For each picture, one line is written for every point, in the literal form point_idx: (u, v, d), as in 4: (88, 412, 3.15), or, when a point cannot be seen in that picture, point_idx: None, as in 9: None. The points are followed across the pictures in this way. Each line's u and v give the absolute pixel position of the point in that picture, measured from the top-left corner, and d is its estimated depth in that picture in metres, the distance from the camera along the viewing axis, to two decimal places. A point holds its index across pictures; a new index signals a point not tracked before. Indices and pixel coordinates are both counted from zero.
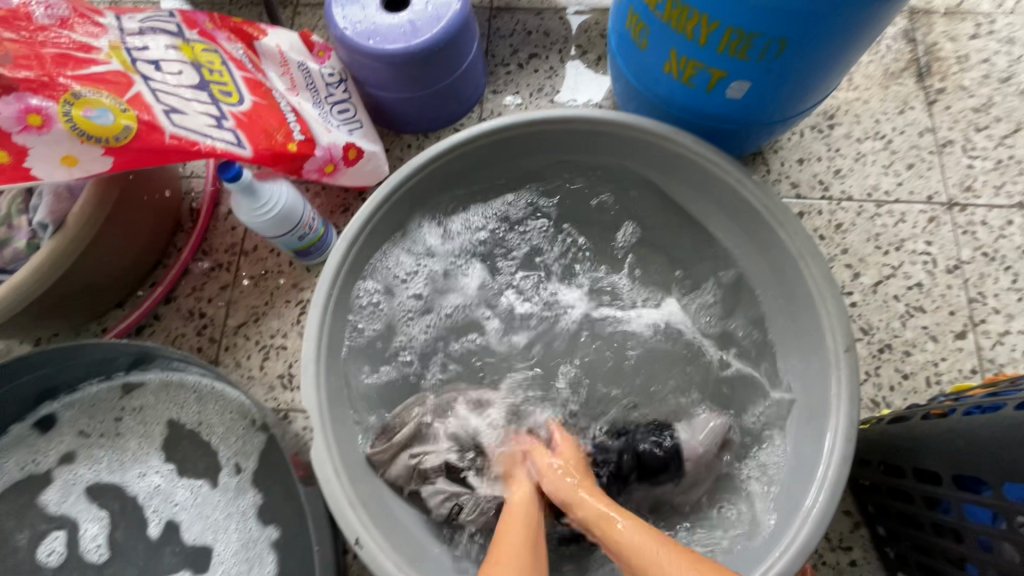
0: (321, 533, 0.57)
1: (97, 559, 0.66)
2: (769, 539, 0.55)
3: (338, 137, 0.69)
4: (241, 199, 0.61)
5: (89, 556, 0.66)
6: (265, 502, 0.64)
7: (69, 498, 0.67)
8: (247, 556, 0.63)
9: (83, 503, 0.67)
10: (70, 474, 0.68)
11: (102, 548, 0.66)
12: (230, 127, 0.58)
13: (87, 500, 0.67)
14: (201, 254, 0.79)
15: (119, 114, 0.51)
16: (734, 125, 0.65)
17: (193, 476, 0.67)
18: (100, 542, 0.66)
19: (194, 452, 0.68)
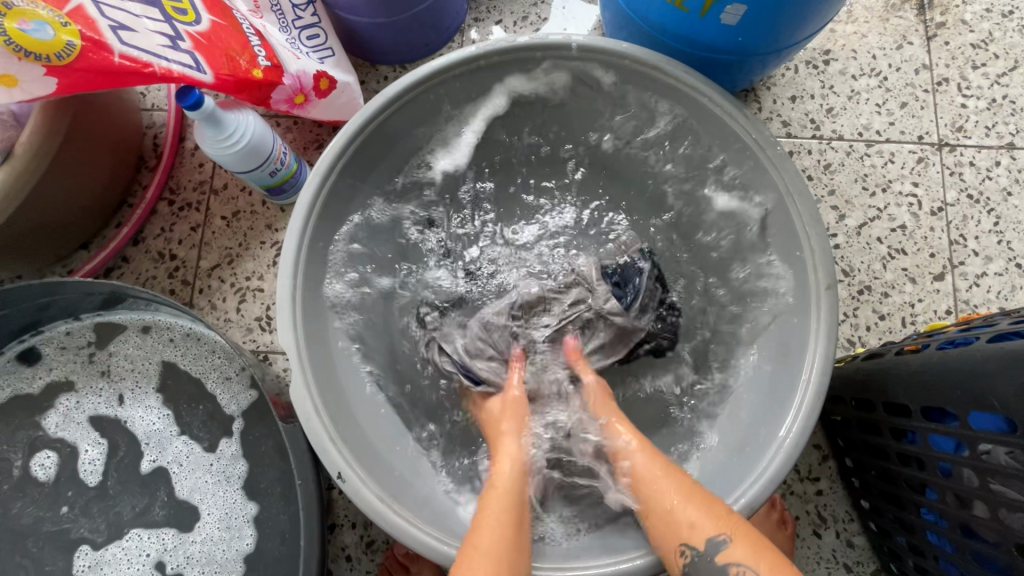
0: (304, 470, 0.58)
1: (92, 481, 0.66)
2: (744, 465, 0.57)
3: (308, 65, 0.65)
4: (205, 129, 0.57)
5: (85, 478, 0.66)
6: (250, 443, 0.65)
7: (70, 423, 0.67)
8: (240, 496, 0.64)
9: (85, 429, 0.67)
10: (61, 409, 0.68)
11: (99, 471, 0.66)
12: (187, 49, 0.54)
13: (90, 426, 0.67)
14: (168, 193, 0.75)
15: (60, 29, 0.46)
16: (728, 54, 0.62)
17: (179, 421, 0.67)
18: (97, 466, 0.66)
19: (181, 396, 0.67)
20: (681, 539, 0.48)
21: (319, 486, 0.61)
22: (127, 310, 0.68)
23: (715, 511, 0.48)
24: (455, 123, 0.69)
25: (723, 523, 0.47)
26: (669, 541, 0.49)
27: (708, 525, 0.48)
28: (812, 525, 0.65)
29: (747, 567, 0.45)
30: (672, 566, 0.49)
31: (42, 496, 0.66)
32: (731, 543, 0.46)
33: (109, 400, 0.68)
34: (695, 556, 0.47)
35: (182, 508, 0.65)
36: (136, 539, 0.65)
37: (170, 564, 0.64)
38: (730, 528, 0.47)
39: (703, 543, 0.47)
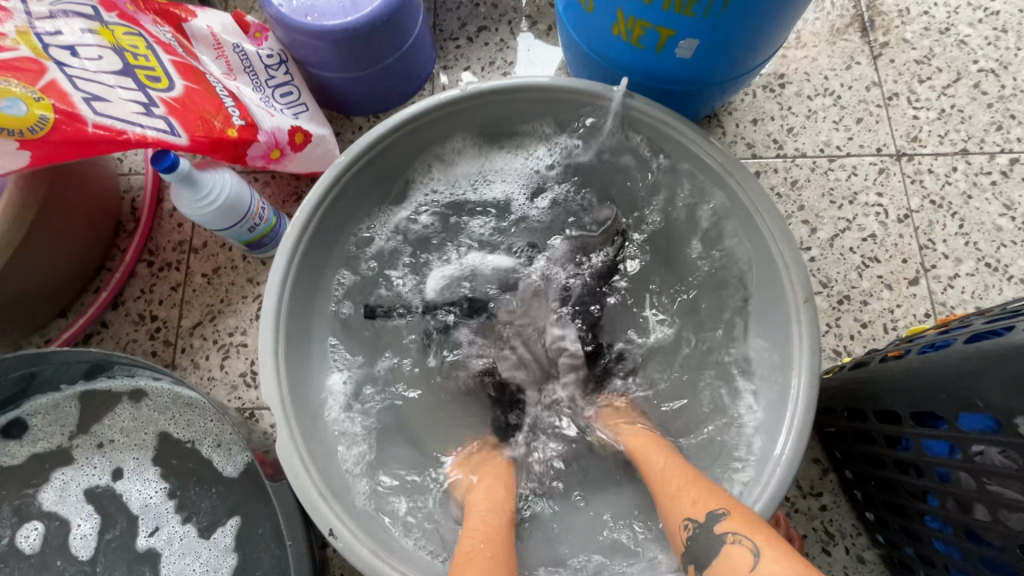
0: (294, 527, 0.56)
1: (85, 555, 0.63)
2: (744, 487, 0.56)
3: (282, 121, 0.66)
4: (182, 191, 0.58)
5: (77, 551, 0.63)
6: (239, 509, 0.63)
7: (66, 497, 0.64)
8: (233, 566, 0.61)
9: (79, 502, 0.64)
10: (55, 484, 0.65)
11: (92, 547, 0.63)
12: (161, 114, 0.55)
13: (84, 499, 0.64)
14: (147, 255, 0.75)
15: (33, 104, 0.47)
16: (687, 86, 0.64)
17: (163, 494, 0.64)
18: (90, 541, 0.63)
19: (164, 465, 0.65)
20: (683, 515, 0.51)
21: (312, 545, 0.59)
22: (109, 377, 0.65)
23: (712, 493, 0.51)
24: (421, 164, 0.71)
25: (721, 503, 0.50)
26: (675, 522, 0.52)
27: (707, 503, 0.50)
28: (820, 543, 0.64)
29: (742, 536, 0.45)
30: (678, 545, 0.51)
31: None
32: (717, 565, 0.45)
33: (105, 469, 0.65)
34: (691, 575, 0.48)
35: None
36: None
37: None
38: (730, 512, 0.48)
39: (703, 515, 0.49)
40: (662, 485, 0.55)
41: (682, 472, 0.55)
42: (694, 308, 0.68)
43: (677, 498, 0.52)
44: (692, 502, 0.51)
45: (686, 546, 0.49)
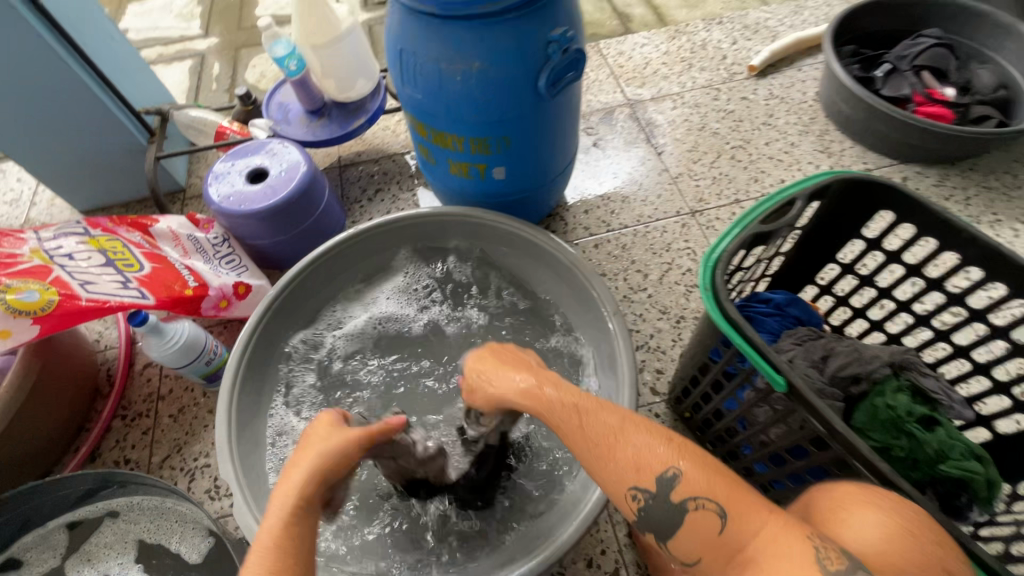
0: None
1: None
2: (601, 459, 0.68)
3: (227, 279, 0.88)
4: (150, 339, 0.77)
5: None
6: None
7: None
8: None
9: None
10: None
11: None
12: (135, 286, 0.76)
13: None
14: (121, 410, 0.90)
15: (44, 292, 0.67)
16: (515, 195, 0.91)
17: None
18: None
19: None
20: (628, 484, 0.46)
21: None
22: (99, 503, 0.73)
23: (653, 434, 0.46)
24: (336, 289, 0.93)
25: (673, 457, 0.45)
26: (618, 489, 0.47)
27: (682, 464, 0.45)
28: None
29: (706, 500, 0.43)
30: (625, 512, 0.47)
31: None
32: (684, 533, 0.44)
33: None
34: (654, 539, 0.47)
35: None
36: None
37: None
38: (686, 473, 0.44)
39: (655, 485, 0.45)
40: (578, 432, 0.48)
41: (597, 426, 0.48)
42: (557, 346, 0.88)
43: (582, 431, 0.48)
44: (632, 468, 0.45)
45: (638, 514, 0.46)
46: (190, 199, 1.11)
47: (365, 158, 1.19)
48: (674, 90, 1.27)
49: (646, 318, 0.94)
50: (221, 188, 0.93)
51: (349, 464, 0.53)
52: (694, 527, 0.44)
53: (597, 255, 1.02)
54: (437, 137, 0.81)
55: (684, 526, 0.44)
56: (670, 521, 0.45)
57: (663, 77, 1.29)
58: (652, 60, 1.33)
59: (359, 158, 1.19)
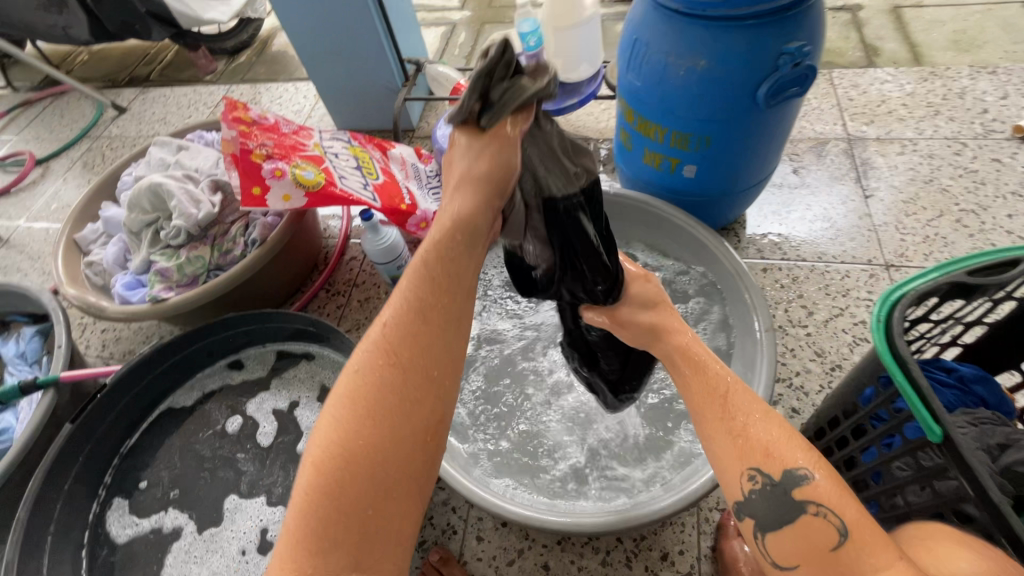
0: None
1: (265, 443, 0.85)
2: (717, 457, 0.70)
3: (431, 206, 1.06)
4: (367, 235, 0.96)
5: (259, 441, 0.86)
6: None
7: (260, 406, 0.89)
8: None
9: (266, 415, 0.88)
10: (258, 397, 0.90)
11: (270, 438, 0.86)
12: (371, 190, 0.96)
13: (271, 415, 0.88)
14: (326, 285, 1.13)
15: (317, 176, 0.89)
16: (699, 197, 0.94)
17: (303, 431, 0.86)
18: (269, 432, 0.86)
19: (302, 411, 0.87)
20: (750, 463, 0.43)
21: None
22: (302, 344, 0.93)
23: (786, 429, 0.43)
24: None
25: (809, 459, 0.42)
26: (732, 467, 0.44)
27: (819, 461, 0.43)
28: None
29: (829, 510, 0.40)
30: (733, 489, 0.44)
31: (222, 455, 0.85)
32: (793, 534, 0.42)
33: (286, 398, 0.89)
34: (753, 527, 0.45)
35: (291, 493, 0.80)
36: (253, 507, 0.79)
37: (269, 533, 0.77)
38: (820, 480, 0.41)
39: (778, 473, 0.42)
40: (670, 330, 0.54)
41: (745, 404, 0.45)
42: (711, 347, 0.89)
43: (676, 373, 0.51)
44: (762, 453, 0.42)
45: (749, 495, 0.43)
46: (416, 137, 1.34)
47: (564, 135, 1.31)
48: (906, 134, 1.15)
49: (797, 354, 0.90)
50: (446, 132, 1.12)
51: (495, 170, 0.46)
52: (807, 531, 0.41)
53: (764, 280, 0.99)
54: (643, 125, 0.87)
55: (796, 527, 0.42)
56: (785, 518, 0.42)
57: (897, 119, 1.18)
58: (890, 99, 1.22)
59: None
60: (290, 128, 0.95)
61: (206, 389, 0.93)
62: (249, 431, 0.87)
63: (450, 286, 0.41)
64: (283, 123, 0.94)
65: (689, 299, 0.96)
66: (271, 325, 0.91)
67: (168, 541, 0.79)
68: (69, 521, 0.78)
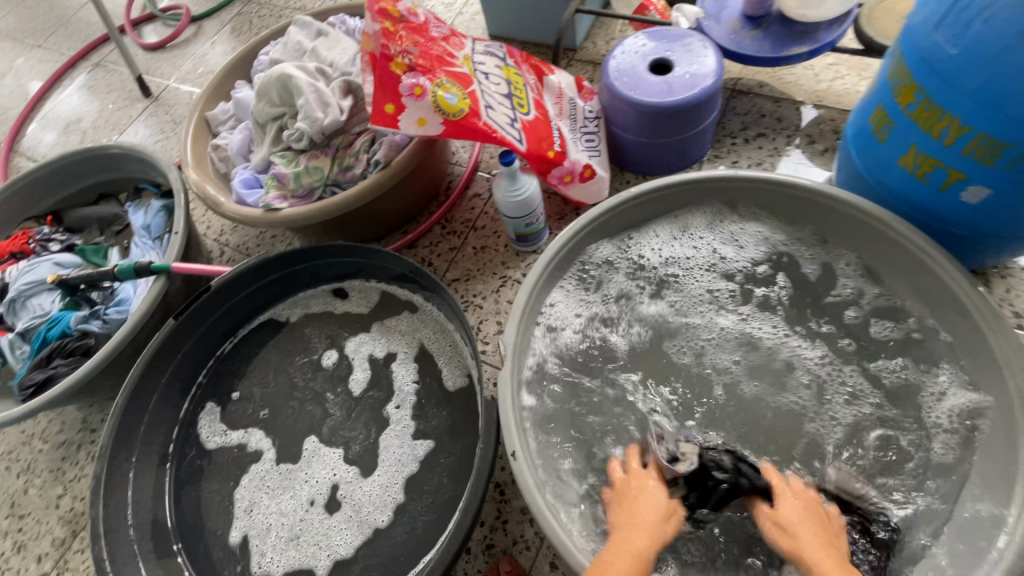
0: (489, 436, 0.64)
1: (356, 392, 0.80)
2: None
3: (581, 157, 0.87)
4: (503, 181, 0.80)
5: (353, 387, 0.80)
6: (427, 425, 0.74)
7: (359, 348, 0.82)
8: (410, 474, 0.71)
9: (362, 361, 0.81)
10: (354, 339, 0.83)
11: (363, 386, 0.80)
12: (518, 128, 0.78)
13: (367, 362, 0.81)
14: (443, 221, 1.01)
15: (461, 101, 0.72)
16: (962, 231, 0.66)
17: (396, 390, 0.78)
18: (363, 380, 0.80)
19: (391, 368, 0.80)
20: None
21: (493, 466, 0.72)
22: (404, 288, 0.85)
23: None
24: (692, 220, 0.83)
25: None
26: None
27: None
28: None
29: None
30: None
31: (314, 389, 0.81)
32: None
33: (384, 347, 0.82)
34: None
35: (368, 454, 0.75)
36: (330, 457, 0.76)
37: (339, 491, 0.73)
38: None
39: None
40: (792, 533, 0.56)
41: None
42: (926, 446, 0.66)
43: None
44: None
45: None
46: (576, 59, 1.11)
47: (765, 90, 1.01)
48: None
49: None
50: (619, 62, 0.88)
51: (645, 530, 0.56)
52: None
53: None
54: (925, 111, 0.60)
55: None
56: None
57: None
58: None
59: (757, 88, 1.02)
60: (441, 31, 0.78)
61: (306, 309, 0.87)
62: (343, 372, 0.81)
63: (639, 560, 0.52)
64: (434, 24, 0.77)
65: (895, 361, 0.72)
66: (377, 261, 0.82)
67: (249, 461, 0.78)
68: (160, 414, 0.79)
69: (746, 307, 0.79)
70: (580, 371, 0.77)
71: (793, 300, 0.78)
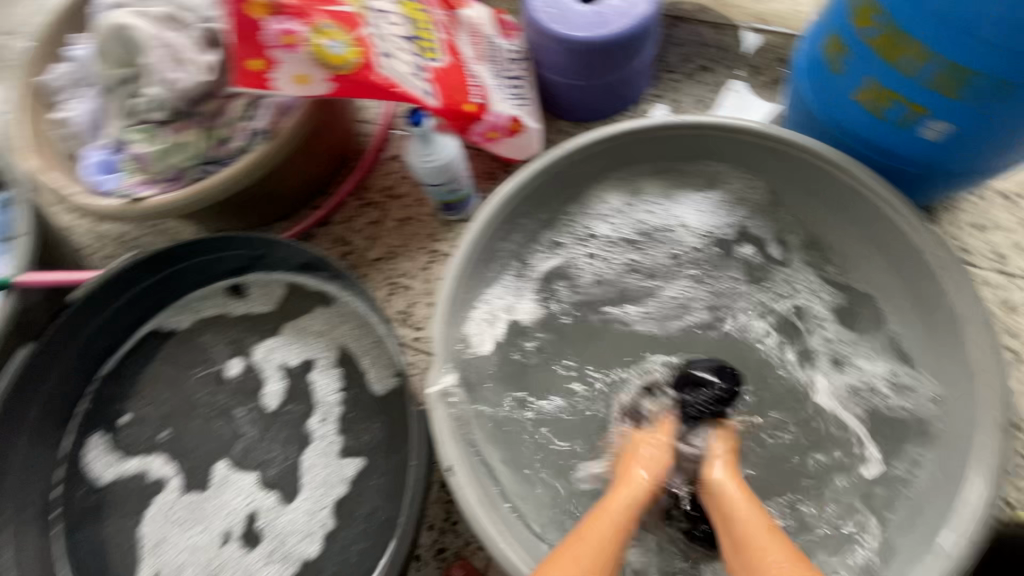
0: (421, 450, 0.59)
1: (273, 406, 0.71)
2: None
3: (507, 109, 0.74)
4: (416, 144, 0.68)
5: (267, 401, 0.71)
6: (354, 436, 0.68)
7: (270, 356, 0.73)
8: (340, 497, 0.66)
9: (274, 370, 0.73)
10: (263, 345, 0.74)
11: (279, 399, 0.71)
12: (425, 79, 0.65)
13: (280, 370, 0.72)
14: (358, 190, 0.88)
15: (348, 49, 0.58)
16: (918, 170, 0.61)
17: (313, 402, 0.71)
18: (278, 393, 0.71)
19: (306, 377, 0.72)
20: None
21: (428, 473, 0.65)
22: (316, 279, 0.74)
23: None
24: (638, 176, 0.74)
25: None
26: None
27: None
28: None
29: None
30: None
31: (219, 405, 0.72)
32: None
33: (302, 353, 0.73)
34: None
35: (288, 476, 0.68)
36: (244, 484, 0.68)
37: (258, 521, 0.66)
38: None
39: None
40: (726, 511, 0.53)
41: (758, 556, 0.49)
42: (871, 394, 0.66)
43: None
44: None
45: None
46: None
47: (706, 15, 0.90)
48: None
49: None
50: None
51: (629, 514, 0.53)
52: None
53: None
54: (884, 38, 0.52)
55: None
56: None
57: None
58: None
59: (697, 12, 0.91)
60: None
61: (199, 314, 0.75)
62: (251, 385, 0.72)
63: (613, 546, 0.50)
64: None
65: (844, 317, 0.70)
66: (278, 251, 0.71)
67: (150, 492, 0.69)
68: (39, 455, 0.68)
69: (697, 266, 0.74)
70: (521, 359, 0.71)
71: (745, 262, 0.73)
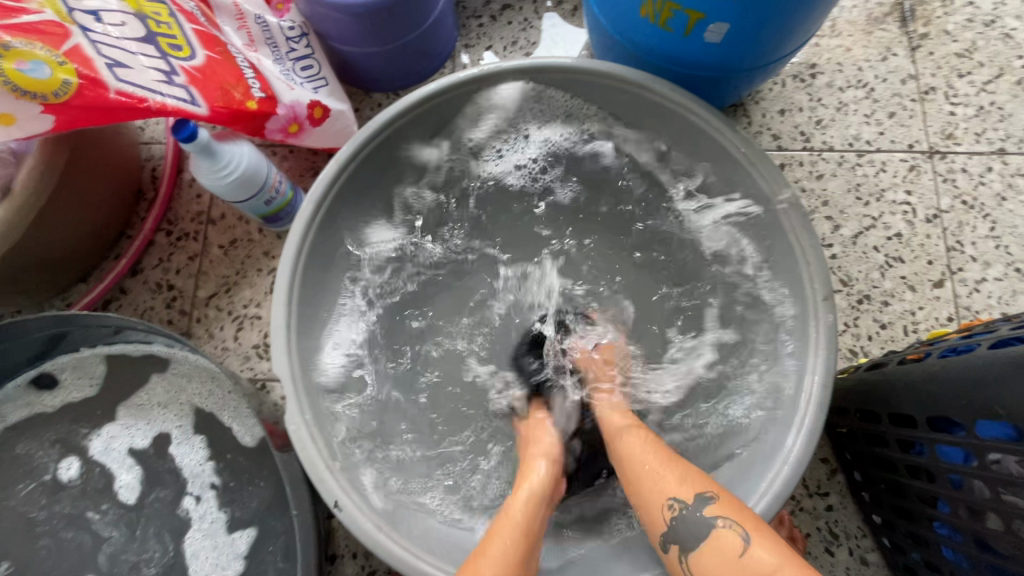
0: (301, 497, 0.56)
1: (131, 500, 0.64)
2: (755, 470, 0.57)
3: (302, 95, 0.66)
4: (201, 161, 0.58)
5: (123, 495, 0.64)
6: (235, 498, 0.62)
7: (112, 447, 0.65)
8: (239, 571, 0.60)
9: (123, 458, 0.65)
10: (103, 432, 0.65)
11: (137, 488, 0.64)
12: (181, 83, 0.55)
13: (128, 454, 0.65)
14: (166, 224, 0.76)
15: (56, 68, 0.48)
16: (714, 72, 0.62)
17: (177, 480, 0.64)
18: (134, 484, 0.64)
19: (161, 453, 0.64)
20: (666, 494, 0.48)
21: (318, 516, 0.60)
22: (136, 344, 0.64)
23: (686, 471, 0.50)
24: (460, 136, 0.71)
25: (705, 484, 0.48)
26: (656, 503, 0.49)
27: (695, 484, 0.48)
28: (824, 542, 0.64)
29: (733, 521, 0.44)
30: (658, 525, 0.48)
31: (67, 513, 0.64)
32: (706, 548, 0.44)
33: (147, 433, 0.65)
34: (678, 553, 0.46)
35: (171, 571, 0.62)
36: None
37: None
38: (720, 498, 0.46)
39: (691, 498, 0.47)
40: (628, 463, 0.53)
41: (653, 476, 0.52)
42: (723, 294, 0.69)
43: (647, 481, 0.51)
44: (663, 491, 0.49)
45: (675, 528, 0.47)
46: None
47: None
48: None
49: None
50: None
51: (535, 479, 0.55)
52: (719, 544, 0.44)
53: None
54: None
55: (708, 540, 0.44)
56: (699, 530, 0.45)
57: None
58: None
59: None
60: None
61: (4, 422, 0.65)
62: (98, 483, 0.64)
63: (529, 526, 0.50)
64: None
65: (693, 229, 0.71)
66: (73, 327, 0.60)
67: None
68: None
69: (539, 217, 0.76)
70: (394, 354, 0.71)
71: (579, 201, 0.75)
